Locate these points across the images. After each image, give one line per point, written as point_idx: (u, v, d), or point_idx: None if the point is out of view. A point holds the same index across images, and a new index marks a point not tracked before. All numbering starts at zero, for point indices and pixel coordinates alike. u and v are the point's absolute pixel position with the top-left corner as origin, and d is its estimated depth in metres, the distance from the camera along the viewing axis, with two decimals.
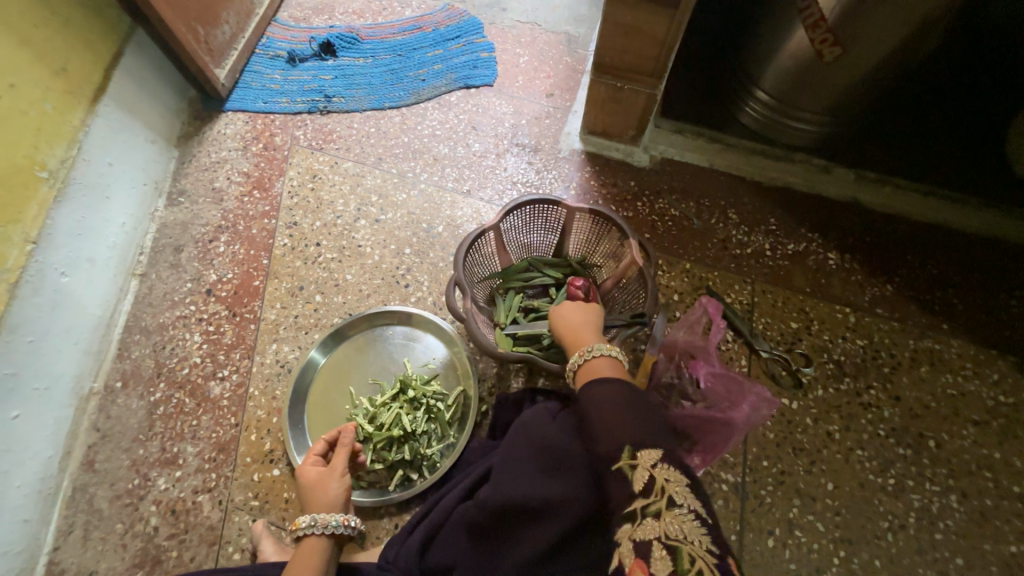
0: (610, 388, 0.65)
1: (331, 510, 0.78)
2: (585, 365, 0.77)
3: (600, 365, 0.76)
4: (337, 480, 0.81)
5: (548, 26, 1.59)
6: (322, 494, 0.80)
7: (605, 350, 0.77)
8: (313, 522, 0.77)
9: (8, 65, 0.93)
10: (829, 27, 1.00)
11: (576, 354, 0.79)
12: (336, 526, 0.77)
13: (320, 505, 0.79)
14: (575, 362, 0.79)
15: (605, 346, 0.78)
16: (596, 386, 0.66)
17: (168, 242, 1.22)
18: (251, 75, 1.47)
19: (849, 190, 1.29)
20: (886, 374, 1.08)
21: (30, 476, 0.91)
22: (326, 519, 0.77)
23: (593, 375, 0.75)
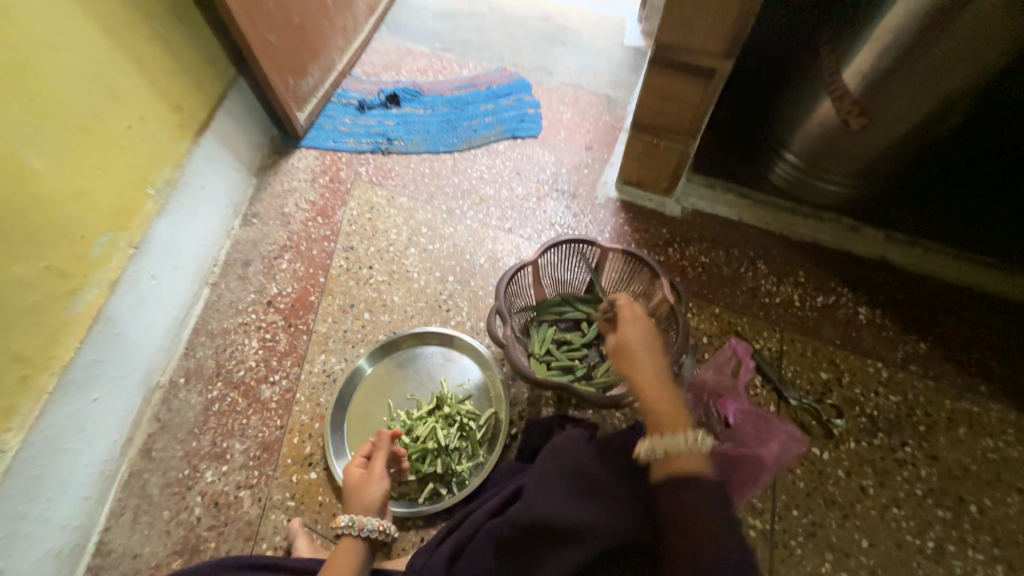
0: (700, 497, 0.59)
1: (368, 513, 0.85)
2: (661, 453, 0.65)
3: (689, 457, 0.63)
4: (377, 484, 0.88)
5: (589, 89, 1.76)
6: (361, 498, 0.87)
7: (691, 440, 0.64)
8: (351, 522, 0.83)
9: (142, 102, 1.13)
10: (854, 100, 1.09)
11: (649, 439, 0.67)
12: (371, 531, 0.83)
13: (360, 506, 0.86)
14: (649, 448, 0.66)
15: (693, 434, 0.64)
16: (683, 492, 0.60)
17: (239, 257, 1.36)
18: (326, 118, 1.67)
19: (879, 249, 1.33)
20: (922, 433, 1.07)
21: (97, 456, 1.00)
22: (362, 521, 0.83)
23: (675, 473, 0.62)
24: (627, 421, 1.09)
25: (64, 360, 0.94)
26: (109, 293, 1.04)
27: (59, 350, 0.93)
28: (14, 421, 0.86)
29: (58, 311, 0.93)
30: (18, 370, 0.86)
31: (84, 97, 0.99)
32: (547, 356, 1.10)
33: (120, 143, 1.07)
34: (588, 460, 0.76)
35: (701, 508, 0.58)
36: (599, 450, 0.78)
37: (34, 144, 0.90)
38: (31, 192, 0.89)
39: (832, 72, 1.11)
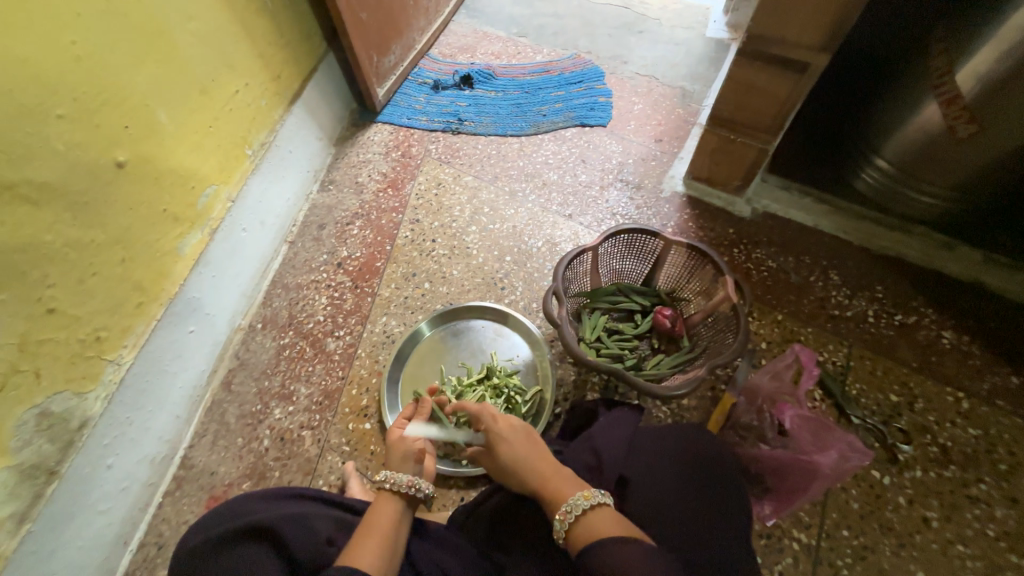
0: (617, 554, 0.58)
1: (400, 468, 0.78)
2: (579, 525, 0.63)
3: (598, 522, 0.63)
4: (410, 440, 0.83)
5: (664, 81, 1.71)
6: (398, 452, 0.81)
7: (588, 499, 0.64)
8: (384, 475, 0.77)
9: (249, 69, 1.24)
10: (966, 104, 1.00)
11: (558, 515, 0.65)
12: (401, 485, 0.75)
13: (394, 462, 0.80)
14: (563, 525, 0.64)
15: (585, 494, 0.65)
16: (606, 551, 0.59)
17: (315, 220, 1.46)
18: (402, 95, 1.74)
19: (973, 270, 1.22)
20: (1002, 472, 0.98)
21: (187, 382, 1.13)
22: (394, 475, 0.76)
23: (597, 538, 0.61)
24: (672, 417, 1.07)
25: (170, 294, 1.07)
26: (209, 239, 1.16)
27: (167, 284, 1.06)
28: (129, 340, 0.99)
29: (169, 250, 1.06)
30: (136, 297, 0.99)
31: (204, 61, 1.11)
32: (597, 343, 1.10)
33: (228, 106, 1.19)
34: (622, 455, 0.80)
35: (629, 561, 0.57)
36: (634, 446, 0.82)
37: (163, 100, 1.02)
38: (157, 142, 1.01)
39: (942, 72, 1.02)
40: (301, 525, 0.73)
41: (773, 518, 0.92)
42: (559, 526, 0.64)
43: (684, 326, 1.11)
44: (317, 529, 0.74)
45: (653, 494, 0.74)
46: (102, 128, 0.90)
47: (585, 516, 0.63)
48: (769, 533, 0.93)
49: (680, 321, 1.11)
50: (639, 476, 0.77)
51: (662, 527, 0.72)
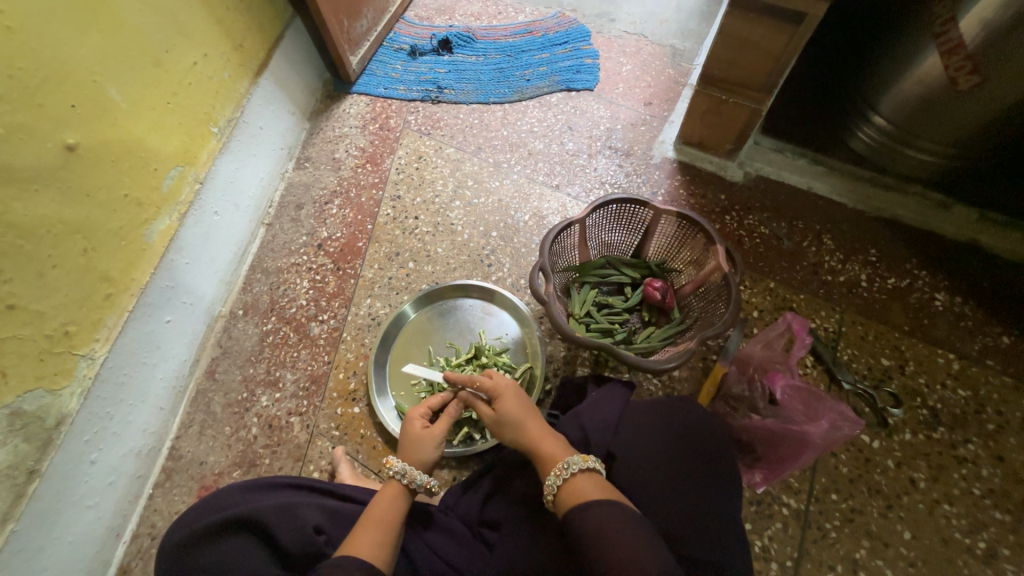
0: (598, 514, 0.61)
1: (420, 469, 0.78)
2: (568, 487, 0.66)
3: (587, 486, 0.65)
4: (434, 446, 0.81)
5: (654, 39, 1.62)
6: (419, 452, 0.80)
7: (583, 463, 0.67)
8: (403, 471, 0.76)
9: (207, 38, 1.15)
10: (969, 54, 0.95)
11: (552, 471, 0.68)
12: (419, 485, 0.76)
13: (413, 460, 0.79)
14: (553, 483, 0.67)
15: (581, 458, 0.67)
16: (587, 512, 0.62)
17: (292, 200, 1.40)
18: (377, 63, 1.64)
19: (968, 230, 1.20)
20: (990, 432, 0.99)
21: (169, 372, 1.11)
22: (414, 473, 0.76)
23: (582, 499, 0.64)
24: (664, 390, 1.07)
25: (141, 283, 1.02)
26: (179, 225, 1.11)
27: (137, 274, 1.01)
28: (101, 333, 0.95)
29: (136, 238, 1.01)
30: (104, 288, 0.95)
31: (155, 30, 1.02)
32: (586, 319, 1.07)
33: (187, 79, 1.11)
34: (609, 435, 0.79)
35: (607, 523, 0.59)
36: (624, 422, 0.80)
37: (112, 75, 0.94)
38: (110, 122, 0.94)
39: (945, 19, 0.96)
40: (287, 515, 0.71)
41: (763, 486, 0.93)
42: (551, 481, 0.68)
43: (675, 297, 1.08)
44: (304, 518, 0.72)
45: (643, 473, 0.74)
46: (46, 107, 0.83)
47: (575, 478, 0.66)
48: (759, 499, 0.94)
49: (671, 292, 1.08)
50: (628, 456, 0.75)
51: (655, 505, 0.72)
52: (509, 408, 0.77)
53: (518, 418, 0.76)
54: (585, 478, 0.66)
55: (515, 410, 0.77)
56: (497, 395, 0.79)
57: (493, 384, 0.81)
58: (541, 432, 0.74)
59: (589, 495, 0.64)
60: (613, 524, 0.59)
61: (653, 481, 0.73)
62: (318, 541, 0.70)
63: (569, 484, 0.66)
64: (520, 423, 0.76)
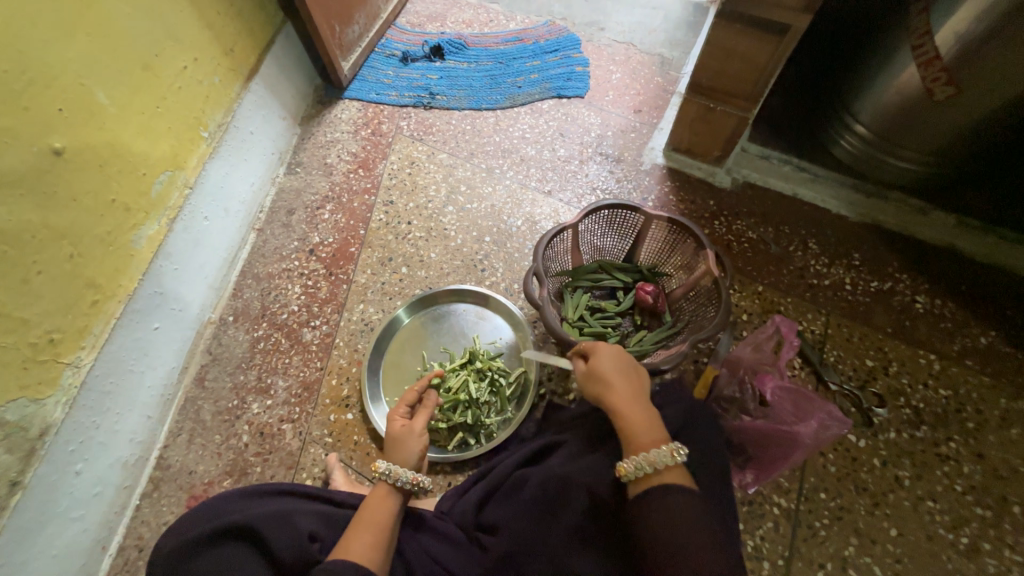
0: (675, 504, 0.61)
1: (405, 466, 0.77)
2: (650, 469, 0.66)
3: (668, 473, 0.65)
4: (416, 441, 0.80)
5: (642, 48, 1.65)
6: (401, 447, 0.79)
7: (669, 455, 0.66)
8: (388, 470, 0.75)
9: (197, 42, 1.14)
10: (944, 66, 0.99)
11: (633, 454, 0.68)
12: (405, 483, 0.74)
13: (395, 458, 0.78)
14: (634, 463, 0.67)
15: (668, 448, 0.66)
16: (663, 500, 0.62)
17: (283, 205, 1.39)
18: (369, 69, 1.64)
19: (946, 234, 1.24)
20: (970, 430, 1.02)
21: (157, 380, 1.09)
22: (399, 471, 0.75)
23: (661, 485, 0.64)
24: None
25: (129, 290, 1.01)
26: (167, 230, 1.09)
27: (125, 280, 1.00)
28: (87, 340, 0.93)
29: (124, 243, 0.99)
30: (91, 295, 0.93)
31: (145, 35, 1.01)
32: (580, 323, 1.08)
33: (177, 84, 1.10)
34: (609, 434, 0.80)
35: (685, 513, 0.60)
36: None
37: (100, 79, 0.93)
38: (97, 125, 0.93)
39: (921, 33, 1.00)
40: (282, 524, 0.70)
41: (753, 486, 0.94)
42: (632, 462, 0.67)
43: (666, 301, 1.10)
44: (299, 525, 0.71)
45: None
46: (31, 111, 0.82)
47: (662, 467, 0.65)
48: (751, 500, 0.96)
49: (662, 296, 1.10)
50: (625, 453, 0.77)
51: None
52: (604, 366, 0.78)
53: (608, 378, 0.76)
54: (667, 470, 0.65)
55: (610, 369, 0.77)
56: (596, 356, 0.80)
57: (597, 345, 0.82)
58: (630, 396, 0.74)
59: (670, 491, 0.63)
60: (689, 520, 0.60)
61: None
62: (313, 549, 0.69)
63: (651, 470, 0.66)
64: (607, 383, 0.76)
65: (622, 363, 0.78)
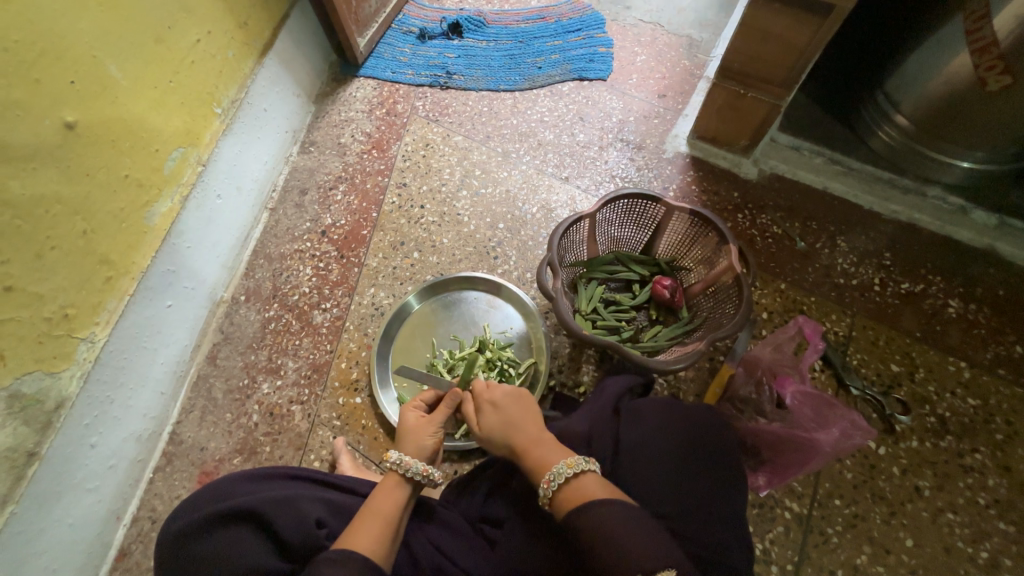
0: (598, 517, 0.60)
1: (417, 457, 0.76)
2: (563, 491, 0.66)
3: (585, 485, 0.65)
4: (431, 434, 0.79)
5: (670, 28, 1.57)
6: (414, 441, 0.78)
7: (570, 468, 0.66)
8: (399, 460, 0.74)
9: (210, 14, 1.11)
10: (1001, 53, 0.91)
11: (541, 482, 0.67)
12: (416, 473, 0.73)
13: (410, 448, 0.77)
14: (549, 487, 0.66)
15: (568, 462, 0.66)
16: (586, 514, 0.61)
17: (296, 185, 1.37)
18: (385, 46, 1.59)
19: (985, 235, 1.17)
20: (998, 442, 0.98)
21: (170, 356, 1.10)
22: (409, 461, 0.74)
23: (582, 502, 0.63)
24: (669, 390, 1.06)
25: (143, 267, 1.01)
26: (181, 208, 1.09)
27: (138, 257, 1.00)
28: (101, 317, 0.94)
29: (137, 220, 0.99)
30: (104, 271, 0.93)
31: (158, 6, 0.98)
32: (593, 315, 1.05)
33: (190, 57, 1.07)
34: (611, 420, 0.81)
35: (607, 524, 0.59)
36: (635, 413, 0.80)
37: (113, 52, 0.91)
38: (111, 100, 0.92)
39: (978, 16, 0.92)
40: (287, 507, 0.70)
41: (764, 489, 0.92)
42: (547, 486, 0.66)
43: (684, 297, 1.06)
44: (306, 511, 0.71)
45: (653, 468, 0.73)
46: (43, 83, 0.80)
47: (573, 480, 0.66)
48: (762, 503, 0.94)
49: (680, 291, 1.06)
50: (637, 448, 0.75)
51: (663, 495, 0.71)
52: (505, 415, 0.75)
53: (512, 423, 0.74)
54: (581, 484, 0.65)
55: (497, 414, 0.76)
56: (492, 406, 0.77)
57: (475, 389, 0.81)
58: (533, 441, 0.72)
59: (590, 512, 0.61)
60: (614, 522, 0.59)
61: (661, 476, 0.72)
62: (318, 535, 0.70)
63: (565, 491, 0.65)
64: (513, 428, 0.74)
65: (508, 400, 0.77)
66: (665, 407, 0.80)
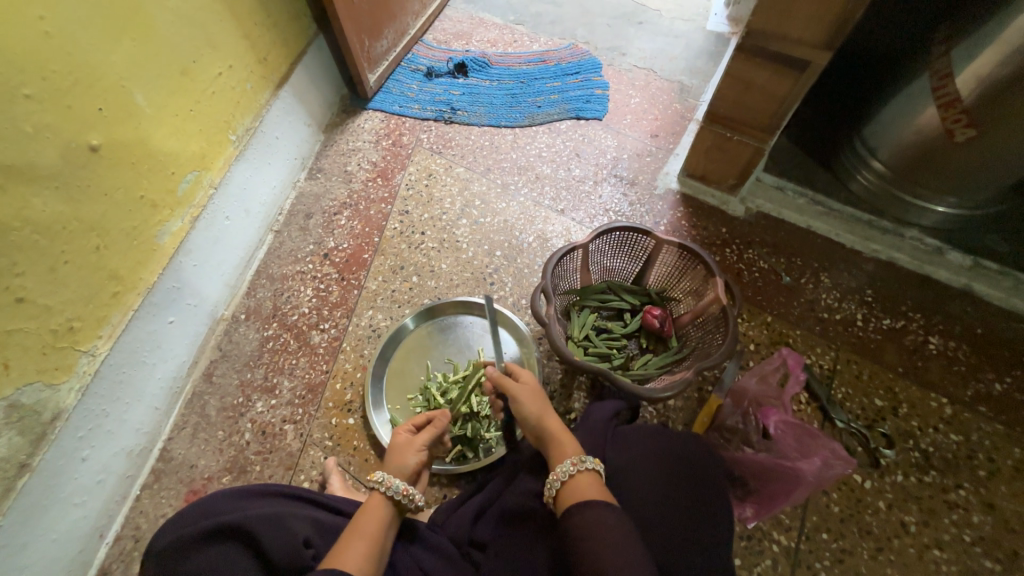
0: (588, 520, 0.63)
1: (399, 477, 0.77)
2: (569, 484, 0.69)
3: (583, 487, 0.68)
4: (415, 454, 0.81)
5: (662, 74, 1.68)
6: (397, 460, 0.80)
7: (575, 467, 0.70)
8: (382, 480, 0.75)
9: (233, 50, 1.19)
10: (965, 108, 0.99)
11: (566, 460, 0.71)
12: (397, 493, 0.74)
13: (393, 468, 0.79)
14: (566, 471, 0.70)
15: (573, 461, 0.71)
16: (585, 510, 0.64)
17: (302, 209, 1.43)
18: (394, 82, 1.69)
19: (962, 276, 1.22)
20: (982, 478, 0.99)
21: (168, 372, 1.11)
22: (391, 480, 0.75)
23: (578, 500, 0.67)
24: (658, 418, 1.07)
25: (148, 283, 1.04)
26: (190, 227, 1.13)
27: (145, 273, 1.03)
28: (105, 330, 0.96)
29: (148, 238, 1.03)
30: (112, 286, 0.96)
31: (185, 42, 1.06)
32: (585, 342, 1.08)
33: (211, 88, 1.15)
34: (599, 445, 0.83)
35: (597, 527, 0.62)
36: (623, 438, 0.83)
37: (140, 82, 0.98)
38: (134, 125, 0.97)
39: (942, 75, 1.01)
40: (275, 525, 0.71)
41: (752, 521, 0.93)
42: (562, 470, 0.70)
43: (673, 327, 1.09)
44: (294, 529, 0.72)
45: (637, 492, 0.75)
46: (74, 109, 0.86)
47: (584, 475, 0.69)
48: (749, 535, 0.94)
49: (669, 321, 1.09)
50: (623, 474, 0.77)
51: (648, 521, 0.72)
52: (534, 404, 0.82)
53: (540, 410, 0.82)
54: (585, 482, 0.69)
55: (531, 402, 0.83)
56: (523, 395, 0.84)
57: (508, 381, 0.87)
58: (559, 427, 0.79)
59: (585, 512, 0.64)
60: (605, 526, 0.62)
61: (645, 501, 0.74)
62: (306, 555, 0.70)
63: (567, 487, 0.69)
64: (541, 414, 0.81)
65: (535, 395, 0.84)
66: (655, 434, 0.83)
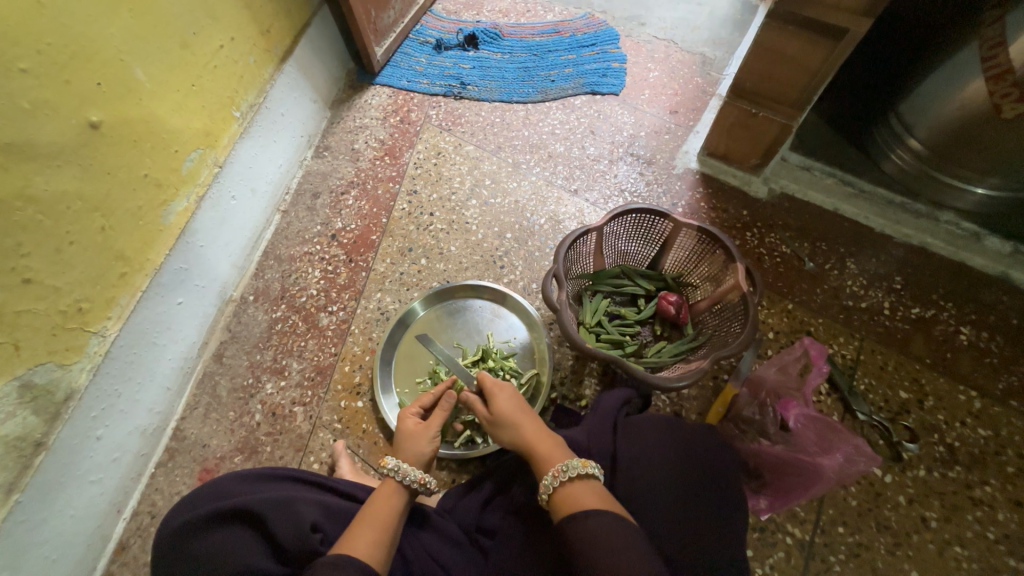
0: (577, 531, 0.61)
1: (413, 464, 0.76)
2: (558, 495, 0.67)
3: (571, 496, 0.65)
4: (428, 441, 0.79)
5: (684, 45, 1.59)
6: (413, 447, 0.78)
7: (557, 477, 0.67)
8: (396, 467, 0.74)
9: (235, 22, 1.14)
10: (1017, 79, 0.91)
11: (549, 472, 0.69)
12: (412, 481, 0.74)
13: (406, 456, 0.78)
14: (550, 483, 0.67)
15: (554, 472, 0.68)
16: (573, 524, 0.62)
17: (309, 188, 1.40)
18: (402, 56, 1.62)
19: (1000, 263, 1.15)
20: (1009, 475, 0.95)
21: (178, 353, 1.11)
22: (406, 468, 0.74)
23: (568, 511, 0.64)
24: (671, 407, 1.05)
25: (156, 264, 1.03)
26: (196, 207, 1.11)
27: (152, 254, 1.02)
28: (114, 311, 0.96)
29: (154, 219, 1.01)
30: (119, 267, 0.96)
31: (184, 12, 1.02)
32: (597, 328, 1.05)
33: (213, 63, 1.11)
34: (610, 435, 0.80)
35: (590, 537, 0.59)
36: (634, 429, 0.80)
37: (139, 56, 0.94)
38: (135, 101, 0.94)
39: (993, 43, 0.92)
40: (285, 510, 0.70)
41: (767, 513, 0.91)
42: (547, 483, 0.68)
43: (688, 314, 1.05)
44: (302, 514, 0.71)
45: (649, 486, 0.72)
46: (72, 84, 0.83)
47: (569, 484, 0.67)
48: (763, 527, 0.92)
49: (685, 307, 1.05)
50: (634, 466, 0.74)
51: (660, 516, 0.70)
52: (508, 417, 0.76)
53: (513, 420, 0.76)
54: (572, 492, 0.66)
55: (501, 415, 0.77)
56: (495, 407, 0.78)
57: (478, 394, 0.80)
58: (536, 439, 0.74)
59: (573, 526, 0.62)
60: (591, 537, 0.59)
61: (658, 496, 0.72)
62: (313, 540, 0.69)
63: (557, 498, 0.67)
64: (516, 425, 0.76)
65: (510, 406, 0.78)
66: (669, 424, 0.80)
